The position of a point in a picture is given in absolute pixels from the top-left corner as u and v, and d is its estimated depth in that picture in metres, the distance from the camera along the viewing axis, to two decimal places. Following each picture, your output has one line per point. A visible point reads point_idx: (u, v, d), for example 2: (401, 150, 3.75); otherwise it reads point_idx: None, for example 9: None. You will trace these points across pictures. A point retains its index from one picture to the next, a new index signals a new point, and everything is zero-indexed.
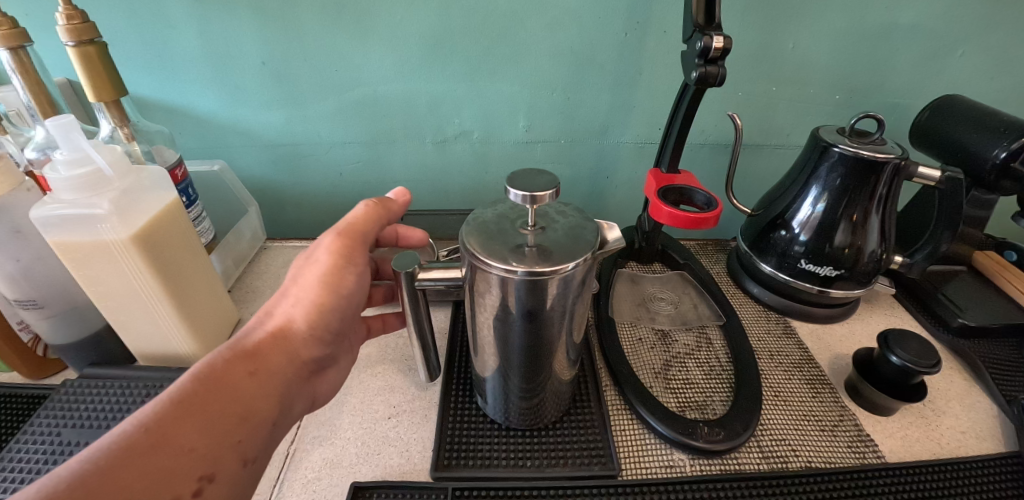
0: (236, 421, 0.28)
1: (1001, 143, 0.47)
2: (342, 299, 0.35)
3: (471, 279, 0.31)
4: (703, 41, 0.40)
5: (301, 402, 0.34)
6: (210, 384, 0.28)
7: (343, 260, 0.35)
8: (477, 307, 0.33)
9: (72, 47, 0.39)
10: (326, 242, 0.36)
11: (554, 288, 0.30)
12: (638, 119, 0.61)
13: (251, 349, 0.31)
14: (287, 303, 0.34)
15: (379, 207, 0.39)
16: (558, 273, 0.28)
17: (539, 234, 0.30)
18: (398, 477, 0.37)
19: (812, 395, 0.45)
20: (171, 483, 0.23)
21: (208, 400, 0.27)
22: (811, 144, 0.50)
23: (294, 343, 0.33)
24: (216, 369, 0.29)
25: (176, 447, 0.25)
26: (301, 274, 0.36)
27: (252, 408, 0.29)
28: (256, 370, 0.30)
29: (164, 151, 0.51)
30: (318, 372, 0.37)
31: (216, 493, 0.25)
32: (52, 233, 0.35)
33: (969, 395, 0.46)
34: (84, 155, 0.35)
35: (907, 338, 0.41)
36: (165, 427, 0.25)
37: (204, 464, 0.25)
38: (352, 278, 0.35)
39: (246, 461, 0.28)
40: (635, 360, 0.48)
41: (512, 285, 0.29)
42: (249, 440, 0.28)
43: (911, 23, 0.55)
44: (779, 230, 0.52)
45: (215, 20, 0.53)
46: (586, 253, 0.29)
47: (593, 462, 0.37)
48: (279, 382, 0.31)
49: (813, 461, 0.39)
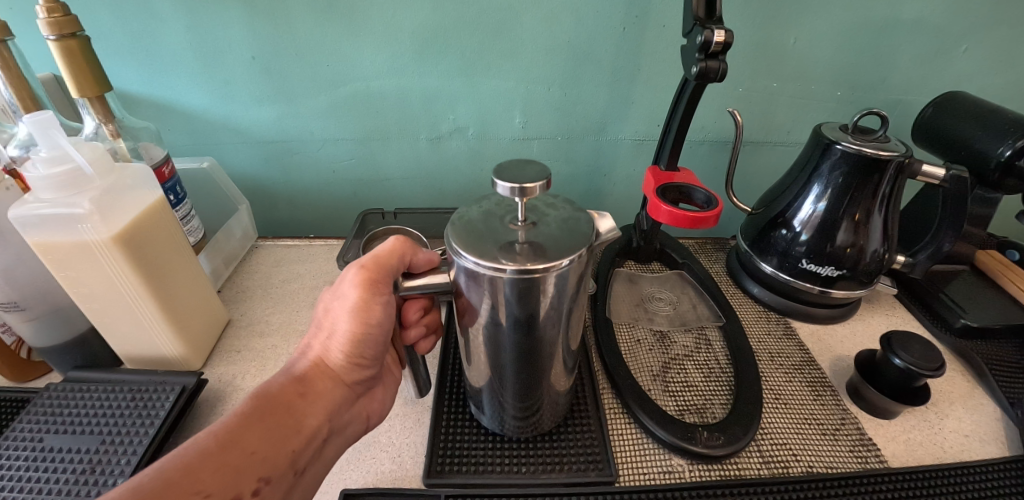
0: (294, 432, 0.30)
1: (1006, 141, 0.46)
2: (373, 328, 0.34)
3: (460, 281, 0.30)
4: (704, 35, 0.39)
5: (357, 419, 0.36)
6: (271, 401, 0.30)
7: (369, 291, 0.33)
8: (468, 314, 0.32)
9: (52, 41, 0.38)
10: (350, 277, 0.33)
11: (546, 289, 0.28)
12: (636, 115, 0.60)
13: (308, 369, 0.33)
14: (322, 338, 0.35)
15: (403, 242, 0.36)
16: (550, 272, 0.27)
17: (530, 230, 0.29)
18: (389, 483, 0.36)
19: (813, 397, 0.44)
20: (235, 483, 0.26)
21: (269, 415, 0.29)
22: (813, 141, 0.49)
23: (342, 367, 0.34)
24: (278, 388, 0.32)
25: (240, 451, 0.27)
26: (333, 308, 0.35)
27: (307, 422, 0.31)
28: (308, 388, 0.32)
29: (151, 148, 0.50)
30: (369, 393, 0.38)
31: (270, 495, 0.27)
32: (31, 232, 0.34)
33: (972, 398, 0.46)
34: (63, 152, 0.34)
35: (910, 340, 0.41)
36: (232, 435, 0.27)
37: (262, 468, 0.27)
38: (380, 307, 0.33)
39: (299, 470, 0.30)
40: (634, 362, 0.47)
41: (502, 286, 0.28)
42: (301, 450, 0.30)
43: (914, 18, 0.54)
44: (780, 229, 0.51)
45: (202, 13, 0.51)
46: (578, 249, 0.28)
47: (590, 468, 0.36)
48: (330, 400, 0.33)
49: (815, 466, 0.38)
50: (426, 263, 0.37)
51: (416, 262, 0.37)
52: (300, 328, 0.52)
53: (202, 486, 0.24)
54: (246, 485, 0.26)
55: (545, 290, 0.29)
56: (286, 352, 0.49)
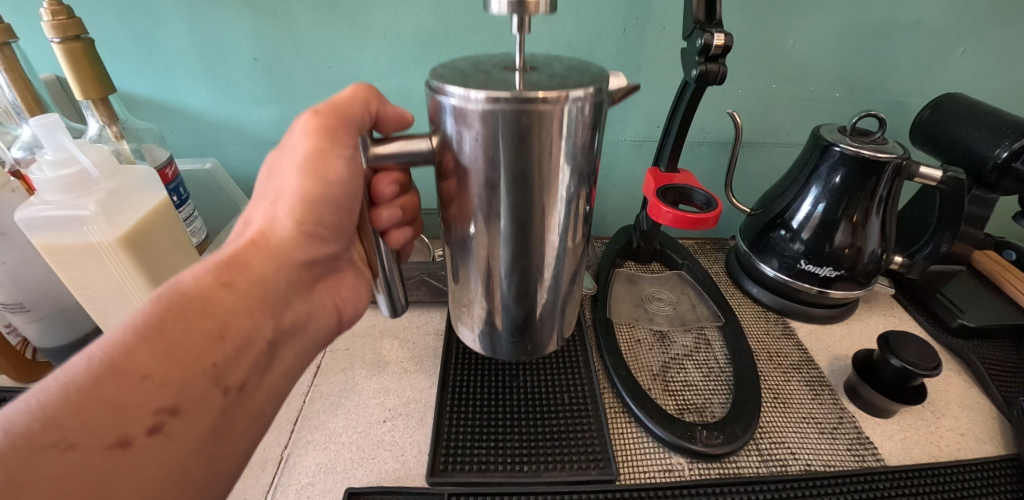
0: (210, 342, 0.23)
1: (1004, 142, 0.46)
2: (332, 188, 0.27)
3: (443, 137, 0.21)
4: (704, 38, 0.39)
5: (314, 313, 0.30)
6: (175, 302, 0.23)
7: (325, 141, 0.27)
8: (456, 234, 0.24)
9: (56, 43, 0.38)
10: (301, 124, 0.27)
11: (557, 145, 0.20)
12: (636, 117, 0.60)
13: (233, 257, 0.26)
14: (264, 208, 0.28)
15: (367, 90, 0.29)
16: (562, 105, 0.18)
17: (531, 72, 0.20)
18: (393, 482, 0.36)
19: (812, 396, 0.45)
20: (120, 420, 0.20)
21: (171, 320, 0.23)
22: (811, 143, 0.49)
23: (283, 244, 0.27)
24: (188, 285, 0.24)
25: (127, 377, 0.21)
26: (277, 168, 0.28)
27: (230, 324, 0.24)
28: (234, 282, 0.25)
29: (154, 149, 0.50)
30: (329, 278, 0.32)
31: (185, 426, 0.22)
32: (37, 233, 0.35)
33: (969, 397, 0.46)
34: (69, 155, 0.34)
35: (908, 341, 0.41)
36: (118, 355, 0.21)
37: (161, 396, 0.21)
38: (341, 163, 0.27)
39: (229, 389, 0.24)
40: (634, 362, 0.48)
41: (495, 130, 0.19)
42: (226, 363, 0.24)
43: (912, 20, 0.54)
44: (779, 230, 0.52)
45: (204, 15, 0.52)
46: (595, 84, 0.19)
47: (591, 466, 0.37)
48: (265, 291, 0.26)
49: (813, 464, 0.38)
50: (396, 123, 0.31)
51: (386, 115, 0.31)
52: None
53: (67, 434, 0.19)
54: (137, 423, 0.20)
55: (555, 145, 0.19)
56: None
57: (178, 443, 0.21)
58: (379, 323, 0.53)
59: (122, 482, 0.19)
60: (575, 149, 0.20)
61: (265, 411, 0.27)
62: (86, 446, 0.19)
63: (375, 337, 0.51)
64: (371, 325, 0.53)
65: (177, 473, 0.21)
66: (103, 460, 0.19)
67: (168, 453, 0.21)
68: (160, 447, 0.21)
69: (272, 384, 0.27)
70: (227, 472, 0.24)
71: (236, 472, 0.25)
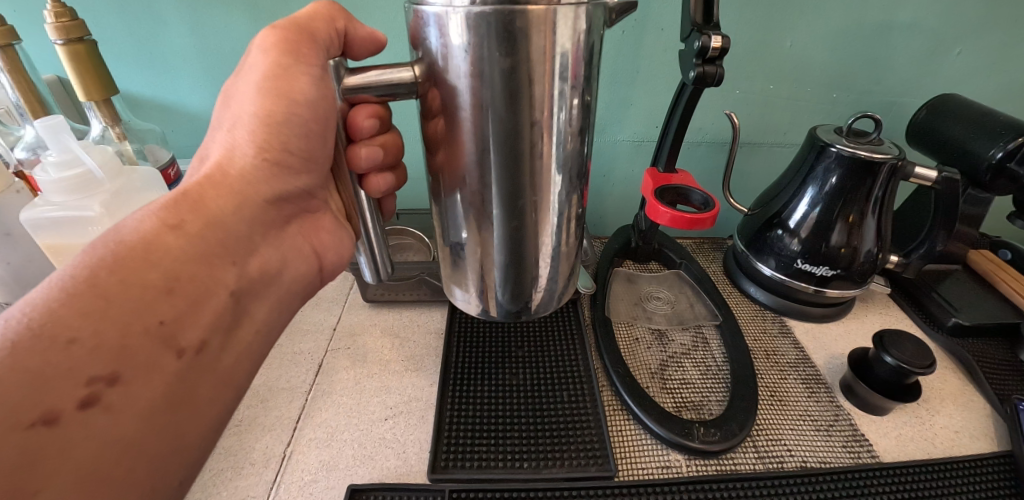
0: (156, 295, 0.22)
1: (998, 143, 0.47)
2: (299, 109, 0.28)
3: (429, 47, 0.20)
4: (702, 40, 0.39)
5: (286, 259, 0.31)
6: (112, 255, 0.22)
7: (288, 57, 0.27)
8: (444, 190, 0.24)
9: (59, 45, 0.38)
10: (264, 42, 0.28)
11: (552, 54, 0.19)
12: (634, 117, 0.61)
13: (178, 204, 0.25)
14: (225, 133, 0.29)
15: (333, 8, 0.29)
16: (552, 8, 0.18)
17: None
18: (394, 478, 0.37)
19: (808, 394, 0.45)
20: (46, 394, 0.19)
21: (108, 275, 0.21)
22: (808, 144, 0.50)
23: (238, 177, 0.27)
24: (129, 237, 0.23)
25: (54, 340, 0.19)
26: (235, 91, 0.29)
27: (180, 272, 0.24)
28: (182, 224, 0.25)
29: (156, 150, 0.50)
30: (303, 219, 0.32)
31: (127, 395, 0.21)
32: (43, 234, 0.35)
33: (963, 395, 0.47)
34: (74, 156, 0.34)
35: (902, 339, 0.42)
36: (45, 316, 0.20)
37: (95, 363, 0.20)
38: (306, 80, 0.28)
39: (183, 351, 0.23)
40: (632, 360, 0.48)
41: (484, 33, 0.18)
42: (176, 321, 0.23)
43: (908, 22, 0.54)
44: (776, 229, 0.52)
45: (206, 16, 0.52)
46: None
47: (589, 463, 0.37)
48: (218, 234, 0.26)
49: (808, 461, 0.39)
50: (365, 46, 0.31)
51: (356, 36, 0.31)
52: (305, 327, 0.53)
53: None
54: (68, 396, 0.19)
55: (549, 52, 0.19)
56: (291, 351, 0.50)
57: (122, 416, 0.20)
58: (380, 322, 0.54)
59: (54, 463, 0.18)
60: (570, 74, 0.20)
61: (234, 375, 0.26)
62: (4, 426, 0.17)
63: (376, 336, 0.52)
64: (372, 324, 0.53)
65: (120, 449, 0.20)
66: (27, 439, 0.18)
67: (107, 429, 0.20)
68: (98, 421, 0.20)
69: (237, 346, 0.26)
70: (188, 449, 0.23)
71: (199, 449, 0.23)
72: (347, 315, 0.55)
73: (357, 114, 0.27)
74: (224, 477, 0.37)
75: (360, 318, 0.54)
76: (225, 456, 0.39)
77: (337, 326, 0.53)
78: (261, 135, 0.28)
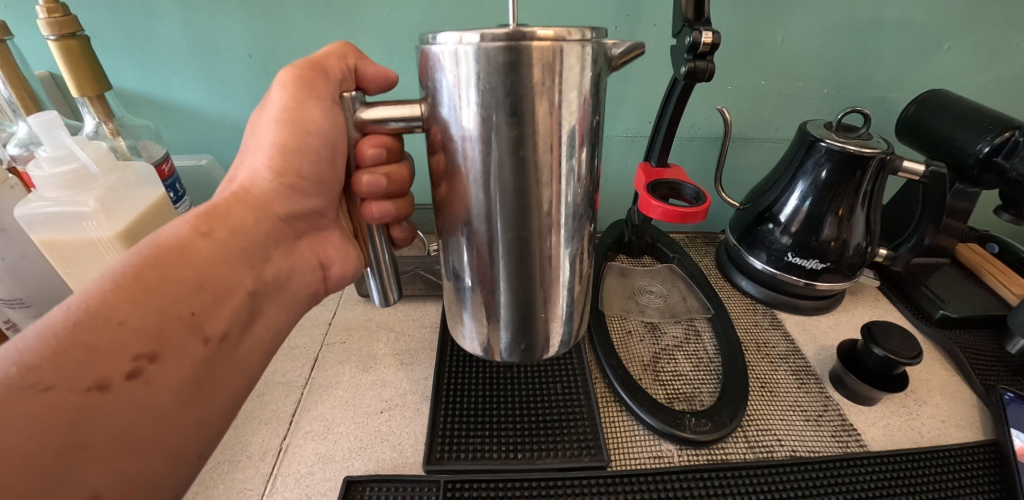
0: (189, 289, 0.24)
1: (985, 138, 0.48)
2: (311, 138, 0.29)
3: (439, 91, 0.20)
4: (692, 36, 0.40)
5: (294, 269, 0.31)
6: (152, 252, 0.24)
7: (303, 90, 0.29)
8: (446, 222, 0.24)
9: (53, 41, 0.38)
10: (280, 78, 0.29)
11: (558, 90, 0.19)
12: (628, 112, 0.61)
13: (207, 214, 0.26)
14: (250, 158, 0.30)
15: (345, 47, 0.31)
16: (559, 44, 0.18)
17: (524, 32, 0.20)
18: (391, 469, 0.37)
19: (798, 386, 0.46)
20: (96, 367, 0.20)
21: (150, 271, 0.23)
22: (799, 139, 0.50)
23: (263, 196, 0.29)
24: (166, 238, 0.25)
25: (105, 321, 0.21)
26: (258, 120, 0.31)
27: (209, 272, 0.25)
28: (211, 232, 0.26)
29: (150, 146, 0.50)
30: (313, 234, 0.33)
31: (164, 371, 0.22)
32: (37, 229, 0.35)
33: (950, 385, 0.47)
34: (68, 152, 0.34)
35: (890, 331, 0.42)
36: (99, 302, 0.21)
37: (139, 343, 0.21)
38: (318, 112, 0.29)
39: (209, 339, 0.24)
40: (625, 353, 0.49)
41: (492, 67, 0.18)
42: (207, 315, 0.24)
43: (898, 18, 0.55)
44: (767, 223, 0.53)
45: (200, 12, 0.52)
46: (592, 29, 0.19)
47: (582, 454, 0.38)
48: (244, 240, 0.27)
49: (798, 450, 0.40)
50: (375, 80, 0.32)
51: (365, 73, 0.32)
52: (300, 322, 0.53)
53: (40, 375, 0.19)
54: (116, 368, 0.20)
55: (559, 92, 0.19)
56: (285, 345, 0.50)
57: (158, 392, 0.21)
58: (375, 316, 0.54)
59: (102, 426, 0.20)
60: (578, 111, 0.20)
61: (252, 365, 0.27)
62: (63, 389, 0.19)
63: (371, 331, 0.52)
64: (367, 319, 0.54)
65: (156, 419, 0.21)
66: (82, 403, 0.19)
67: (146, 401, 0.21)
68: (140, 394, 0.21)
69: (253, 339, 0.27)
70: (209, 424, 0.24)
71: (217, 425, 0.25)
72: (341, 310, 0.55)
73: (362, 143, 0.26)
74: (220, 470, 0.38)
75: (355, 312, 0.55)
76: (221, 449, 0.39)
77: (331, 321, 0.53)
78: (270, 156, 0.29)
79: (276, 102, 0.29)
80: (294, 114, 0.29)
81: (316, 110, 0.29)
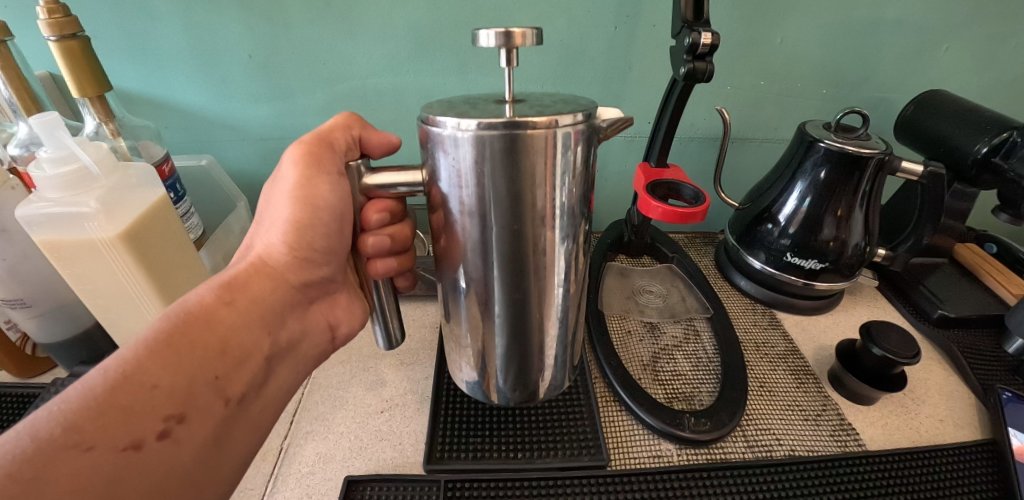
0: (213, 355, 0.26)
1: (983, 138, 0.48)
2: (321, 213, 0.31)
3: (439, 171, 0.22)
4: (691, 37, 0.40)
5: (306, 330, 0.33)
6: (181, 319, 0.26)
7: (311, 167, 0.31)
8: (447, 273, 0.26)
9: (54, 41, 0.38)
10: (290, 155, 0.32)
11: (551, 168, 0.21)
12: (627, 112, 0.62)
13: (229, 282, 0.29)
14: (265, 235, 0.32)
15: (350, 119, 0.36)
16: (553, 129, 0.20)
17: (519, 104, 0.22)
18: (391, 469, 0.38)
19: (797, 385, 0.46)
20: (132, 427, 0.22)
21: (180, 336, 0.25)
22: (797, 140, 0.50)
23: (279, 267, 0.31)
24: (193, 304, 0.27)
25: (140, 384, 0.23)
26: (272, 195, 0.33)
27: (232, 338, 0.27)
28: (234, 300, 0.28)
29: (150, 146, 0.51)
30: (323, 299, 0.35)
31: (189, 432, 0.24)
32: (38, 230, 0.35)
33: (948, 385, 0.48)
34: (70, 152, 0.34)
35: (888, 330, 0.43)
36: (135, 365, 0.23)
37: (169, 405, 0.23)
38: (327, 189, 0.31)
39: (230, 400, 0.26)
40: (625, 353, 0.49)
41: (487, 152, 0.20)
42: (229, 378, 0.26)
43: (896, 19, 0.55)
44: (766, 223, 0.53)
45: (200, 12, 0.52)
46: (583, 111, 0.21)
47: (582, 453, 0.38)
48: (263, 306, 0.29)
49: (796, 449, 0.40)
50: (380, 146, 0.37)
51: (369, 140, 0.36)
52: None
53: (83, 436, 0.21)
54: (149, 429, 0.22)
55: (552, 166, 0.21)
56: None
57: (184, 451, 0.24)
58: None
59: (134, 482, 0.21)
60: (566, 189, 0.22)
61: (264, 421, 0.29)
62: (103, 447, 0.21)
63: (371, 330, 0.52)
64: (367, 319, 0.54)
65: (181, 476, 0.23)
66: (119, 462, 0.21)
67: (172, 460, 0.23)
68: (168, 453, 0.23)
69: (266, 397, 0.29)
70: (223, 476, 0.26)
71: (229, 479, 0.26)
72: None
73: (368, 209, 0.29)
74: None
75: None
76: None
77: None
78: (284, 233, 0.31)
79: (286, 174, 0.32)
80: (305, 193, 0.31)
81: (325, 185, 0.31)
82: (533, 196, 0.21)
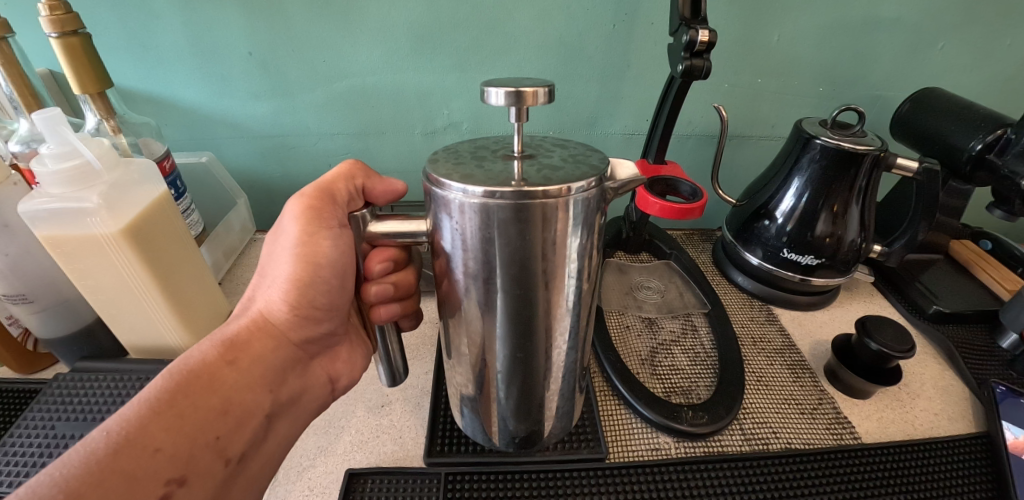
0: (214, 416, 0.27)
1: (977, 135, 0.48)
2: (322, 270, 0.32)
3: (444, 238, 0.24)
4: (689, 34, 0.40)
5: (306, 387, 0.34)
6: (184, 380, 0.27)
7: (313, 223, 0.32)
8: (449, 313, 0.28)
9: (54, 38, 0.38)
10: (293, 210, 0.32)
11: (564, 230, 0.23)
12: (626, 110, 0.62)
13: (229, 344, 0.30)
14: (266, 293, 0.33)
15: (354, 167, 0.35)
16: (565, 196, 0.21)
17: (527, 160, 0.24)
18: (391, 462, 0.38)
19: (792, 380, 0.47)
20: (134, 492, 0.22)
21: (182, 400, 0.26)
22: (794, 136, 0.51)
23: (281, 325, 0.32)
24: (195, 366, 0.28)
25: (142, 449, 0.23)
26: (275, 248, 0.34)
27: (233, 397, 0.28)
28: (236, 360, 0.29)
29: (150, 143, 0.51)
30: (325, 353, 0.36)
31: (189, 495, 0.24)
32: (41, 226, 0.35)
33: (943, 379, 0.48)
34: (72, 148, 0.34)
35: (884, 325, 0.43)
36: (138, 430, 0.24)
37: (171, 467, 0.24)
38: (329, 244, 0.32)
39: (230, 460, 0.27)
40: (624, 347, 0.50)
41: (495, 216, 0.21)
42: (228, 437, 0.27)
43: (892, 18, 0.56)
44: (764, 220, 0.53)
45: (201, 11, 0.52)
46: (595, 175, 0.22)
47: (581, 446, 0.38)
48: (263, 365, 0.30)
49: (793, 443, 0.40)
50: (385, 194, 0.35)
51: (374, 191, 0.35)
52: None
53: None
54: (150, 493, 0.23)
55: (561, 227, 0.22)
56: None
57: None
58: None
59: None
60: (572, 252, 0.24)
61: (261, 480, 0.29)
62: None
63: None
64: None
65: None
66: None
67: None
68: None
69: (264, 453, 0.30)
70: None
71: None
72: None
73: (370, 259, 0.31)
74: None
75: None
76: None
77: None
78: (285, 291, 0.31)
79: (290, 225, 0.32)
80: (306, 252, 0.31)
81: (326, 244, 0.32)
82: (538, 258, 0.23)
